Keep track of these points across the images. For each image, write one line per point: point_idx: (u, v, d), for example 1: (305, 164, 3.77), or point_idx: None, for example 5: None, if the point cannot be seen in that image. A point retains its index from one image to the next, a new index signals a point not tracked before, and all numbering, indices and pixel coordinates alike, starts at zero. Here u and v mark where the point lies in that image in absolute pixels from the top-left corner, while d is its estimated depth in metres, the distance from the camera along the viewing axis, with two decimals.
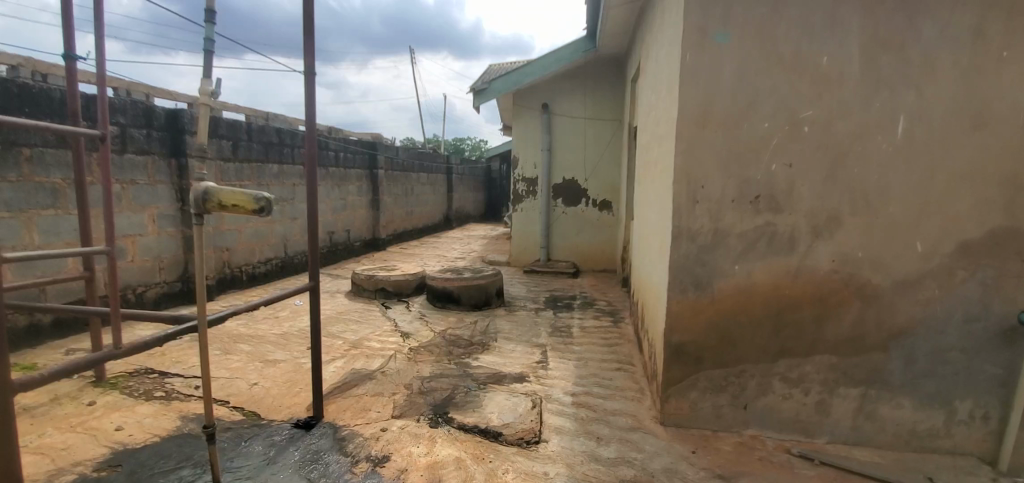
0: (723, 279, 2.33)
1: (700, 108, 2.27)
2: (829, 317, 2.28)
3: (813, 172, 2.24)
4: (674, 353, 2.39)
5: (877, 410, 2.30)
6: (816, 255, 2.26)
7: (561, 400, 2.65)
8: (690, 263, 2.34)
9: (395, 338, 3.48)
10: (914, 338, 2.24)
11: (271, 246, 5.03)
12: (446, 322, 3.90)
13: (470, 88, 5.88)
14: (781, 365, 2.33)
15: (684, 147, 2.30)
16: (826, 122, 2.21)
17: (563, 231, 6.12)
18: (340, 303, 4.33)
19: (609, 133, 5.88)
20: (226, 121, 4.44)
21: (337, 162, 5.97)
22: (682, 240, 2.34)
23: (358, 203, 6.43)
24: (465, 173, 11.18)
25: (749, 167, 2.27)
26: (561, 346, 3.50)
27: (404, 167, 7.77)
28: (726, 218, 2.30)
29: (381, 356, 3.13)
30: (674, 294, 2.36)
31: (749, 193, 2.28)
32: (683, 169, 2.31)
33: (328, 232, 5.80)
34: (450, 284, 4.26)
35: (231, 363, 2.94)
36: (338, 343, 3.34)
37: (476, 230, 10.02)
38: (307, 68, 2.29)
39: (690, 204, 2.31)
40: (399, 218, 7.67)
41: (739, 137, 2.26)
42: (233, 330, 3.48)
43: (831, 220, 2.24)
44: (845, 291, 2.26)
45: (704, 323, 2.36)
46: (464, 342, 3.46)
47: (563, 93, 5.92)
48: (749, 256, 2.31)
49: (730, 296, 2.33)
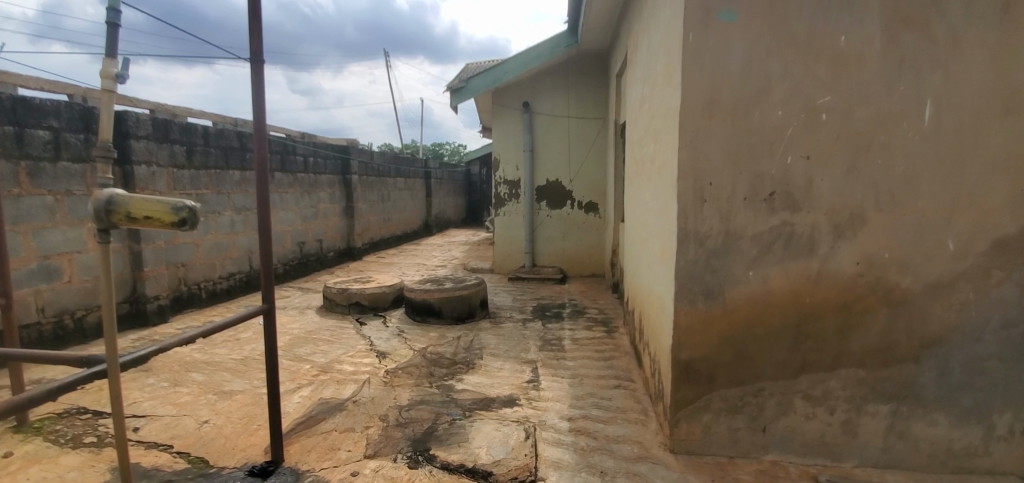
0: (736, 287, 2.07)
1: (705, 96, 2.01)
2: (853, 327, 2.04)
3: (833, 164, 1.99)
4: (684, 372, 2.13)
5: (909, 428, 2.07)
6: (839, 258, 2.02)
7: (557, 427, 2.37)
8: (698, 270, 2.08)
9: (370, 359, 3.15)
10: (948, 347, 2.02)
11: (234, 261, 4.65)
12: (427, 339, 3.57)
13: (445, 87, 5.58)
14: (803, 382, 2.09)
15: (689, 140, 2.04)
16: (846, 108, 1.97)
17: (548, 235, 5.85)
18: (310, 320, 3.97)
19: (594, 132, 5.64)
20: (179, 124, 4.06)
21: (307, 168, 5.59)
22: (689, 244, 2.07)
23: (330, 211, 6.07)
24: (444, 176, 10.83)
25: (762, 161, 2.02)
26: (553, 362, 3.22)
27: (379, 172, 7.42)
28: (739, 218, 2.05)
29: (354, 381, 2.81)
30: (682, 305, 2.10)
31: (763, 189, 2.03)
32: (688, 164, 2.05)
33: (298, 243, 5.43)
34: (430, 296, 3.95)
35: (179, 397, 2.60)
36: (306, 368, 3.00)
37: (458, 236, 9.69)
38: (251, 55, 1.97)
39: (698, 203, 2.05)
40: (375, 225, 7.30)
41: (749, 128, 2.01)
42: (186, 357, 3.13)
43: (855, 218, 2.00)
44: (872, 297, 2.03)
45: (716, 336, 2.10)
46: (447, 362, 3.14)
47: (544, 91, 5.66)
48: (764, 260, 2.06)
49: (744, 305, 2.08)
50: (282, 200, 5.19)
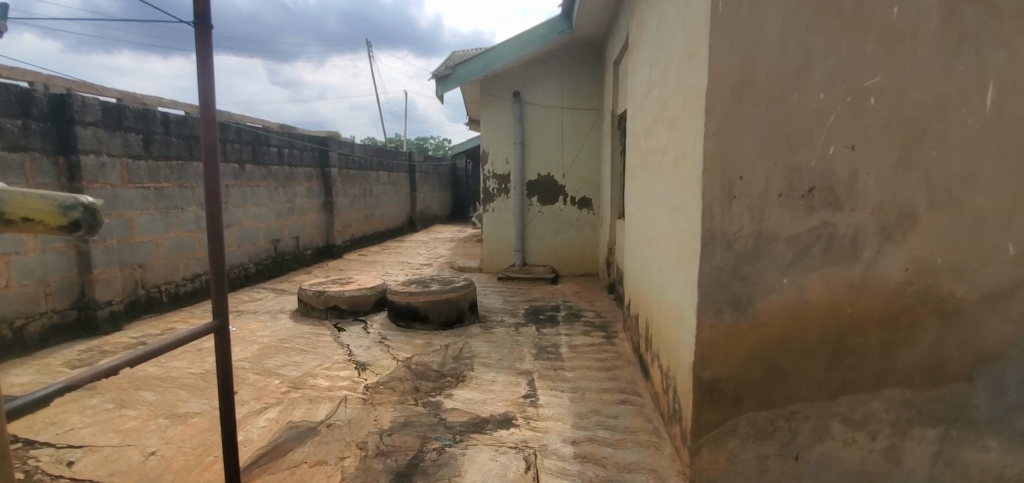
0: (767, 297, 1.81)
1: (737, 75, 1.74)
2: (901, 342, 1.80)
3: (881, 156, 1.74)
4: (707, 393, 1.86)
5: (959, 455, 1.83)
6: (885, 263, 1.77)
7: (560, 453, 2.09)
8: (725, 278, 1.81)
9: (349, 372, 2.84)
10: (1007, 364, 1.78)
11: (200, 261, 4.27)
12: (411, 347, 3.26)
13: (431, 75, 5.24)
14: (841, 404, 1.84)
15: (716, 127, 1.76)
16: (897, 92, 1.72)
17: (539, 232, 5.56)
18: (283, 326, 3.63)
19: (588, 123, 5.36)
20: (133, 110, 3.67)
21: (281, 160, 5.21)
22: (715, 248, 1.80)
23: (307, 206, 5.69)
24: (430, 170, 10.45)
25: (800, 151, 1.75)
26: (550, 372, 2.93)
27: (360, 165, 7.05)
28: (772, 218, 1.78)
29: (329, 399, 2.49)
30: (706, 318, 1.83)
31: (801, 184, 1.76)
32: (716, 155, 1.77)
33: (272, 240, 5.06)
34: (416, 300, 3.64)
35: (123, 423, 2.30)
36: (275, 383, 2.68)
37: (444, 233, 9.35)
38: (197, 20, 1.64)
39: (726, 200, 1.78)
40: (357, 222, 6.93)
41: (786, 113, 1.74)
42: (138, 373, 2.82)
43: (904, 217, 1.75)
44: (921, 307, 1.78)
45: (745, 352, 1.84)
46: (434, 374, 2.84)
47: (535, 80, 5.35)
48: (801, 265, 1.79)
49: (777, 317, 1.82)
50: (254, 195, 4.81)
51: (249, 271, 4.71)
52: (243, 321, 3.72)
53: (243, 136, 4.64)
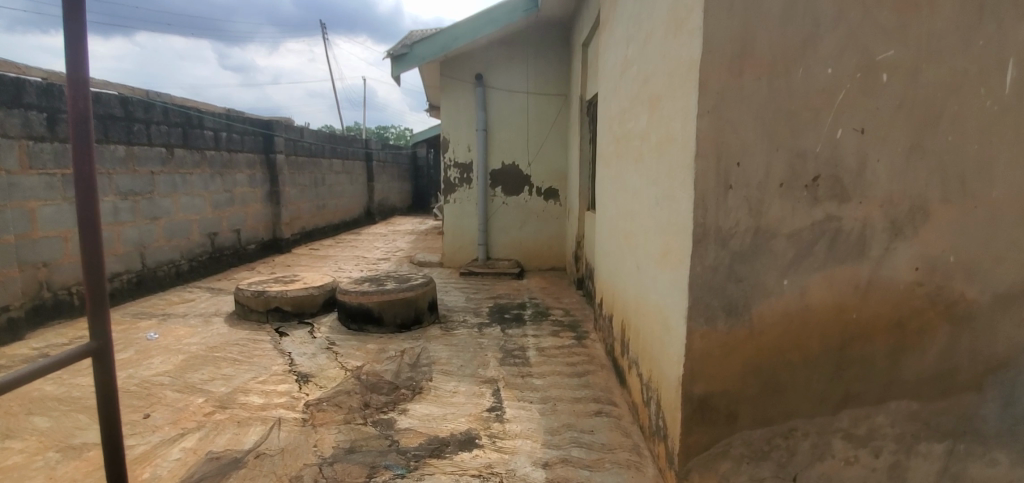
0: (765, 301, 1.59)
1: (737, 43, 1.48)
2: (908, 349, 1.63)
3: (893, 141, 1.54)
4: (698, 410, 1.63)
5: (965, 470, 1.64)
6: (894, 262, 1.58)
7: (530, 479, 1.83)
8: (719, 280, 1.57)
9: (288, 386, 2.49)
10: (1017, 372, 1.64)
11: (118, 258, 3.67)
12: (363, 353, 2.93)
13: (386, 53, 4.84)
14: (843, 419, 1.65)
15: (712, 105, 1.50)
16: (912, 67, 1.52)
17: (504, 225, 5.27)
18: (215, 331, 3.21)
19: (555, 110, 5.09)
20: (36, 84, 3.15)
21: (217, 144, 4.70)
22: (709, 244, 1.55)
23: (250, 197, 5.21)
24: (388, 159, 9.97)
25: (805, 135, 1.52)
26: (516, 380, 2.67)
27: (310, 151, 6.57)
28: (773, 211, 1.55)
29: (263, 421, 2.15)
30: (697, 325, 1.59)
31: (805, 172, 1.54)
32: (711, 138, 1.51)
33: (208, 234, 4.58)
34: (368, 300, 3.30)
35: (3, 458, 1.90)
36: (199, 402, 2.31)
37: (403, 225, 8.95)
38: None
39: (722, 190, 1.53)
40: (307, 213, 6.46)
41: (791, 90, 1.51)
42: (32, 393, 2.38)
43: (916, 211, 1.56)
44: (930, 311, 1.62)
45: (740, 363, 1.62)
46: (387, 385, 2.52)
47: (499, 63, 5.04)
48: (803, 265, 1.58)
49: (776, 324, 1.60)
50: (185, 183, 4.31)
51: (180, 268, 4.22)
52: (169, 326, 3.28)
53: (170, 117, 4.13)
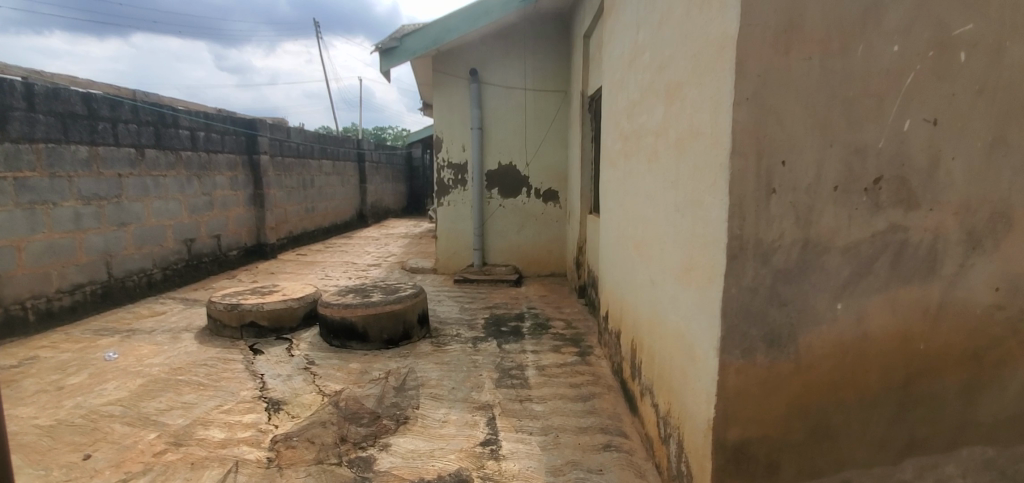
0: (815, 329, 1.31)
1: (785, 14, 1.20)
2: (985, 385, 1.36)
3: (970, 134, 1.27)
4: (733, 461, 1.34)
5: None
6: (971, 281, 1.31)
7: None
8: (760, 304, 1.29)
9: (256, 416, 2.20)
10: None
11: (80, 269, 3.39)
12: (344, 375, 2.64)
13: (375, 47, 4.56)
14: (906, 469, 1.37)
15: (753, 90, 1.22)
16: (994, 45, 1.26)
17: (501, 228, 4.99)
18: (182, 350, 2.92)
19: (555, 107, 4.82)
20: None
21: (195, 144, 4.41)
22: (747, 259, 1.27)
23: (231, 200, 4.92)
24: (382, 160, 9.68)
25: (866, 127, 1.25)
26: (514, 405, 2.39)
27: (298, 152, 6.27)
28: (826, 220, 1.27)
29: (220, 463, 1.86)
30: (732, 359, 1.30)
31: (865, 173, 1.26)
32: (752, 131, 1.23)
33: (184, 240, 4.29)
34: (352, 314, 3.01)
35: None
36: (151, 437, 2.02)
37: (397, 227, 8.68)
38: None
39: (763, 195, 1.25)
40: (294, 217, 6.16)
41: (849, 73, 1.23)
42: None
43: (998, 219, 1.29)
44: (1012, 340, 1.35)
45: (784, 403, 1.34)
46: (368, 414, 2.24)
47: (495, 58, 4.76)
48: (862, 285, 1.30)
49: (828, 357, 1.32)
50: (157, 186, 4.02)
51: (152, 278, 3.94)
52: (132, 344, 2.99)
53: (141, 115, 3.84)
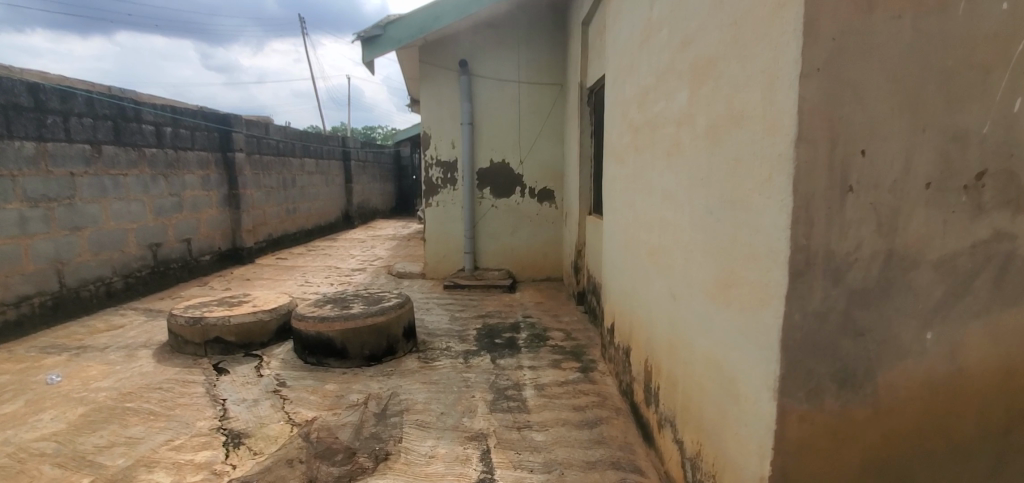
0: (898, 365, 1.03)
1: None
2: None
3: None
4: None
5: None
6: None
7: None
8: (831, 333, 1.01)
9: (211, 453, 1.89)
10: None
11: (27, 278, 3.05)
12: (318, 398, 2.34)
13: (356, 35, 4.24)
14: None
15: (827, 57, 0.94)
16: None
17: (493, 230, 4.69)
18: (136, 370, 2.59)
19: (550, 101, 4.53)
20: None
21: (160, 141, 4.06)
22: (816, 277, 0.99)
23: (202, 201, 4.58)
24: (368, 159, 9.34)
25: (966, 108, 0.98)
26: (511, 434, 2.10)
27: (278, 149, 5.93)
28: (915, 227, 1.00)
29: None
30: (796, 403, 1.02)
31: (965, 166, 0.99)
32: (825, 111, 0.95)
33: (149, 245, 3.95)
34: (328, 328, 2.70)
35: None
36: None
37: (385, 229, 8.35)
38: None
39: (838, 194, 0.97)
40: (274, 219, 5.83)
41: (947, 37, 0.96)
42: None
43: None
44: None
45: (857, 457, 1.06)
46: (343, 449, 1.93)
47: (487, 48, 4.46)
48: (958, 309, 1.02)
49: (914, 399, 1.05)
50: (117, 186, 3.67)
51: (112, 287, 3.60)
52: (80, 364, 2.65)
53: (97, 108, 3.50)
